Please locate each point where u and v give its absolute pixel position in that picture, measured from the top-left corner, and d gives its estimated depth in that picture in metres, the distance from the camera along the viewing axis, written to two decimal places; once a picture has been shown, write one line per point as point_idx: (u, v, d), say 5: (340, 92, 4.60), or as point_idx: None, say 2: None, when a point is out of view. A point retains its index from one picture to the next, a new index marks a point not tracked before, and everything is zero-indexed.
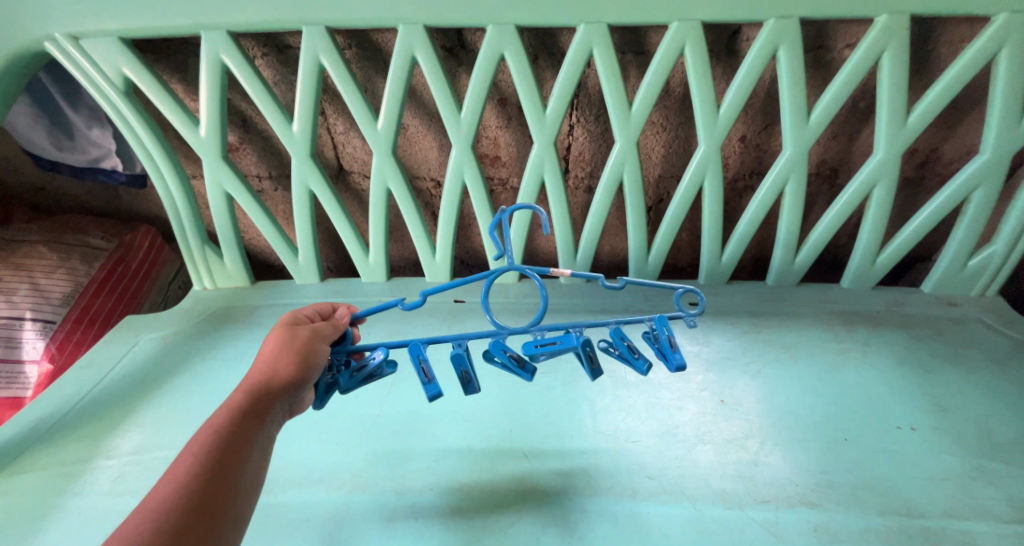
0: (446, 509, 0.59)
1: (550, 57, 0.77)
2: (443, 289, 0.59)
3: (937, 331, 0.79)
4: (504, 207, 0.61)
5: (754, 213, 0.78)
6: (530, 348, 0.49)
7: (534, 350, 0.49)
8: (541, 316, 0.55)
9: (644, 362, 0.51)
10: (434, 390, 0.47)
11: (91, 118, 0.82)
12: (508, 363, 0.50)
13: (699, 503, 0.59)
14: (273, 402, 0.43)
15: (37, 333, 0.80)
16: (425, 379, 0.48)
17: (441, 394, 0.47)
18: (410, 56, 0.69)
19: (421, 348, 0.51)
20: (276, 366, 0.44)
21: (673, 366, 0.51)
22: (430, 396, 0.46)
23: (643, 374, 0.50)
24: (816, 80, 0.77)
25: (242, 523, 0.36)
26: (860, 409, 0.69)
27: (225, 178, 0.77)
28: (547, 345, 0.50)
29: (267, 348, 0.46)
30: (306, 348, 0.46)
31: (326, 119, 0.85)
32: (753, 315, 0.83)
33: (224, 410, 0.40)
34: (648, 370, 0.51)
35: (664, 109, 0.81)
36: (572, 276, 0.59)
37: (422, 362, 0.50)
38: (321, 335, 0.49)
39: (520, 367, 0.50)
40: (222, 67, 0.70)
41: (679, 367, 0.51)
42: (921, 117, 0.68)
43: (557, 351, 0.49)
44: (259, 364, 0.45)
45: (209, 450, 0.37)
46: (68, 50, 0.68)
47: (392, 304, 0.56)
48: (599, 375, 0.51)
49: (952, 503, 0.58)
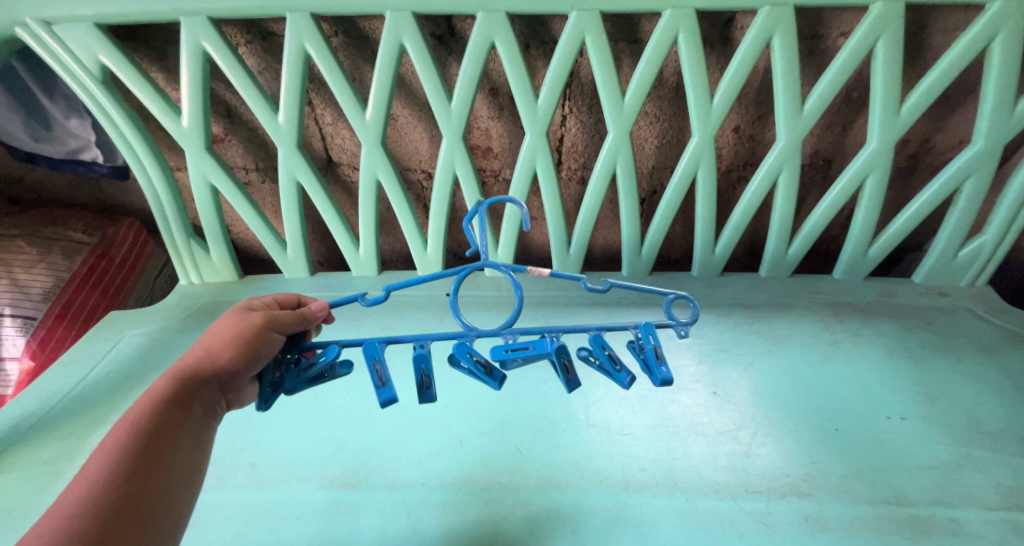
0: (439, 505, 0.58)
1: (542, 45, 0.76)
2: (409, 285, 0.58)
3: (927, 321, 0.79)
4: (481, 201, 0.62)
5: (748, 204, 0.77)
6: (498, 353, 0.49)
7: (506, 355, 0.49)
8: (513, 318, 0.54)
9: (625, 375, 0.50)
10: (386, 396, 0.46)
11: (68, 108, 0.79)
12: (474, 369, 0.49)
13: (691, 495, 0.59)
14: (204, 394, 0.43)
15: (17, 329, 0.78)
16: (379, 383, 0.47)
17: (394, 399, 0.46)
18: (397, 43, 0.67)
19: (378, 349, 0.50)
20: (213, 353, 0.44)
21: (657, 380, 0.50)
22: (380, 401, 0.45)
23: (626, 387, 0.50)
24: (811, 69, 0.76)
25: (164, 518, 0.37)
26: (851, 399, 0.69)
27: (209, 170, 0.75)
28: (520, 351, 0.50)
29: (213, 333, 0.46)
30: (256, 335, 0.45)
31: (313, 109, 0.83)
32: (746, 307, 0.83)
33: (147, 398, 0.41)
34: (630, 383, 0.50)
35: (657, 99, 0.81)
36: (550, 275, 0.58)
37: (377, 365, 0.48)
38: (282, 323, 0.47)
39: (487, 374, 0.49)
40: (202, 53, 0.68)
41: (663, 382, 0.50)
42: (914, 106, 0.68)
43: (529, 357, 0.49)
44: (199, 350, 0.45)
45: (127, 446, 0.38)
46: (41, 36, 0.66)
47: (352, 298, 0.55)
48: (576, 386, 0.49)
49: (939, 490, 0.59)
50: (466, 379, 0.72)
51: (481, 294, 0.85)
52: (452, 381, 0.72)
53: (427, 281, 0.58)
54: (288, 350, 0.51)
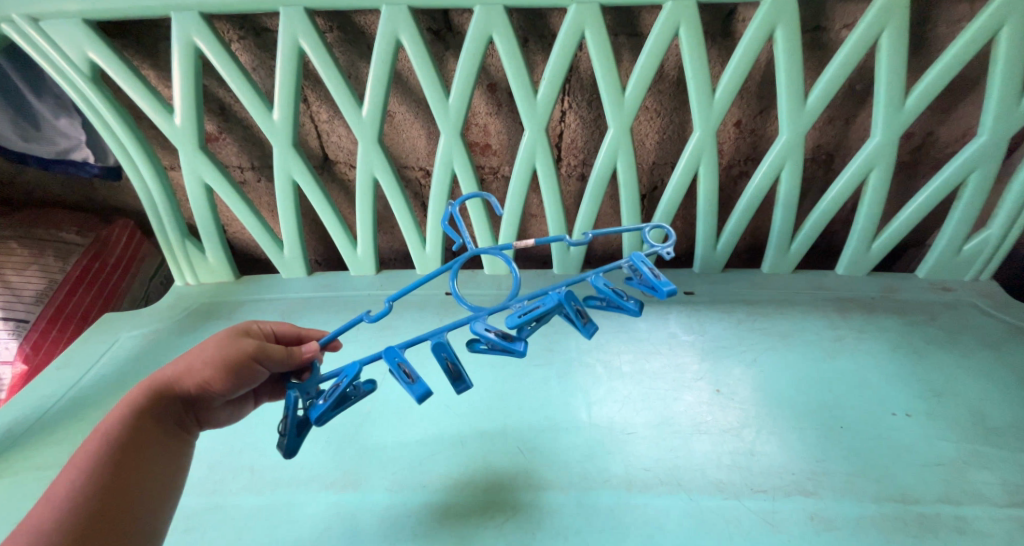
0: (442, 507, 0.57)
1: (541, 40, 0.75)
2: (407, 292, 0.56)
3: (931, 317, 0.79)
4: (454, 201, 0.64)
5: (750, 199, 0.77)
6: (512, 320, 0.47)
7: (519, 320, 0.47)
8: (517, 285, 0.51)
9: (633, 303, 0.49)
10: (421, 390, 0.43)
11: (58, 107, 0.78)
12: (496, 341, 0.47)
13: (696, 494, 0.58)
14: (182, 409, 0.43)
15: (9, 333, 0.77)
16: (408, 381, 0.44)
17: (429, 392, 0.43)
18: (394, 38, 0.66)
19: (398, 351, 0.48)
20: (195, 370, 0.44)
21: (665, 294, 0.46)
22: (417, 396, 0.42)
23: (636, 314, 0.48)
24: (813, 62, 0.75)
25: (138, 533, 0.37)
26: (856, 396, 0.68)
27: (203, 169, 0.74)
28: (531, 312, 0.47)
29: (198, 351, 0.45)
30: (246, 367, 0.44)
31: (308, 106, 0.82)
32: (748, 303, 0.82)
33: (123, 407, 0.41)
34: (638, 309, 0.48)
35: (658, 93, 0.80)
36: (539, 243, 0.57)
37: (402, 365, 0.46)
38: (272, 359, 0.46)
39: (511, 342, 0.46)
40: (195, 51, 0.66)
41: (669, 293, 0.46)
42: (919, 99, 0.67)
43: (543, 314, 0.47)
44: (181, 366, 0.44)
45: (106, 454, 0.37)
46: (28, 33, 0.64)
47: (356, 319, 0.52)
48: (593, 329, 0.48)
49: (947, 488, 0.58)
50: (467, 379, 0.71)
51: (480, 293, 0.84)
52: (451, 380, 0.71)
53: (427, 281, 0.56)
54: (307, 386, 0.49)
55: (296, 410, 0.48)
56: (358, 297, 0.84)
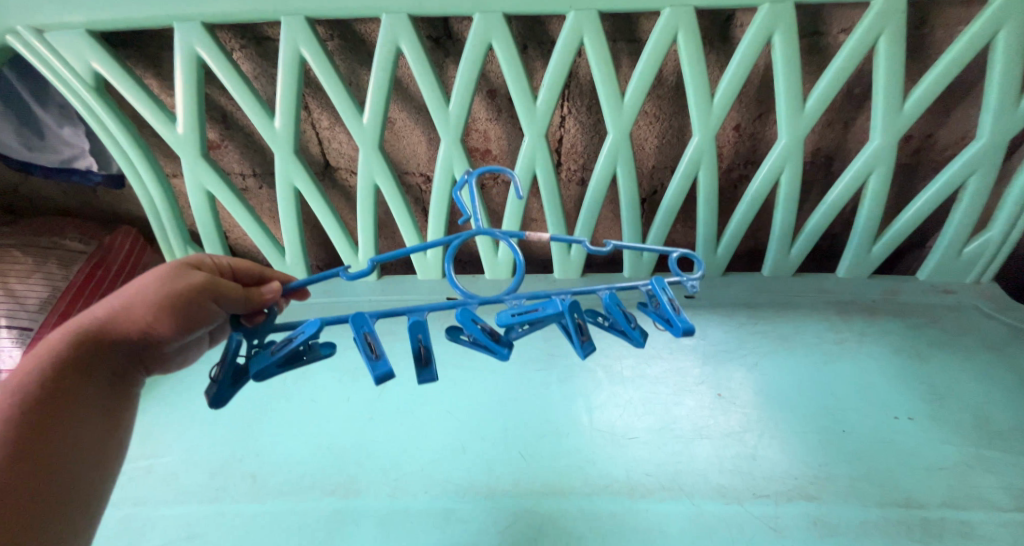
0: (444, 513, 0.57)
1: (540, 46, 0.75)
2: (394, 258, 0.55)
3: (933, 319, 0.79)
4: (469, 172, 0.65)
5: (750, 203, 0.77)
6: (503, 320, 0.45)
7: (511, 320, 0.45)
8: (517, 282, 0.50)
9: (640, 333, 0.48)
10: (383, 370, 0.41)
11: (62, 116, 0.78)
12: (480, 337, 0.46)
13: (698, 499, 0.58)
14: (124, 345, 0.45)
15: (13, 340, 0.77)
16: (373, 356, 0.42)
17: (390, 373, 0.41)
18: (394, 46, 0.67)
19: (367, 318, 0.45)
20: (131, 309, 0.45)
21: (679, 331, 0.46)
22: (376, 377, 0.41)
23: (640, 345, 0.48)
24: (812, 66, 0.75)
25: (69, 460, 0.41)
26: (858, 399, 0.68)
27: (206, 177, 0.74)
28: (528, 314, 0.46)
29: (139, 283, 0.46)
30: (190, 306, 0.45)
31: (309, 113, 0.82)
32: (749, 307, 0.82)
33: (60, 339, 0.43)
34: (645, 341, 0.48)
35: (657, 98, 0.80)
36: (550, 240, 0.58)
37: (369, 337, 0.44)
38: (226, 298, 0.47)
39: (496, 344, 0.46)
40: (198, 60, 0.67)
41: (685, 332, 0.46)
42: (917, 102, 0.67)
43: (539, 319, 0.46)
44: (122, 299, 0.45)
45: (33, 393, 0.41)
46: (33, 45, 0.65)
47: (332, 273, 0.53)
48: (590, 350, 0.47)
49: (950, 492, 0.58)
50: (468, 384, 0.71)
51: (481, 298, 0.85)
52: (453, 385, 0.71)
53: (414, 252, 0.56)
54: (256, 333, 0.48)
55: (238, 358, 0.47)
56: (360, 304, 0.84)
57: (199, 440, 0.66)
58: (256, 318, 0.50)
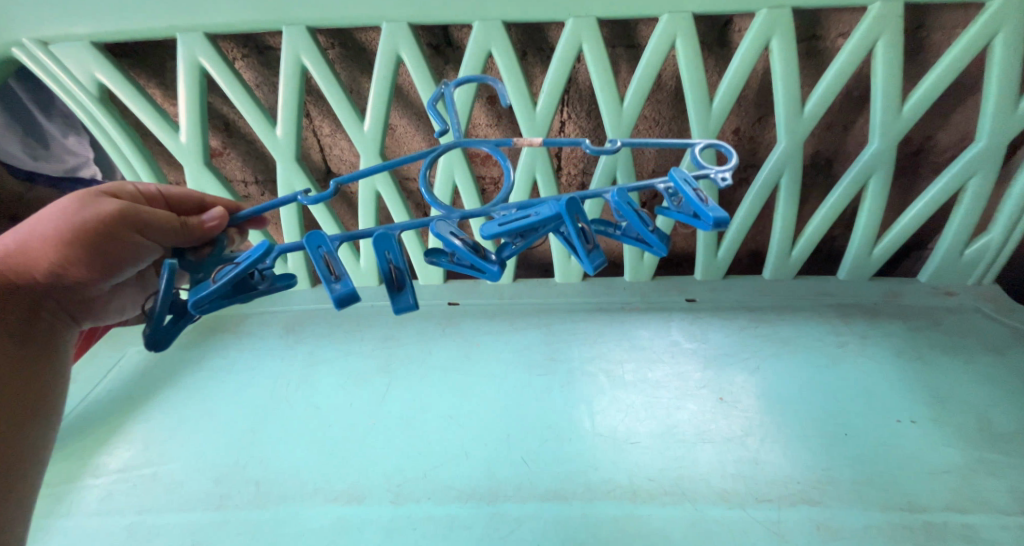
0: (445, 519, 0.57)
1: (539, 52, 0.75)
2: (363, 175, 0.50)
3: (935, 322, 0.79)
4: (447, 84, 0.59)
5: (751, 207, 0.77)
6: (491, 232, 0.41)
7: (495, 233, 0.41)
8: (505, 193, 0.47)
9: (658, 239, 0.44)
10: (346, 294, 0.39)
11: (66, 126, 0.80)
12: (466, 253, 0.42)
13: (700, 504, 0.58)
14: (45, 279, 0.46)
15: None
16: (334, 278, 0.41)
17: (354, 294, 0.40)
18: (394, 54, 0.67)
19: (325, 236, 0.43)
20: (39, 243, 0.44)
21: (710, 223, 0.39)
22: (339, 299, 0.39)
23: (663, 254, 0.45)
24: (810, 70, 0.76)
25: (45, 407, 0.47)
26: (860, 403, 0.68)
27: (208, 185, 0.75)
28: (514, 224, 0.42)
29: (47, 212, 0.45)
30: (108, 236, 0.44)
31: (311, 120, 0.83)
32: (750, 310, 0.82)
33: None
34: (666, 249, 0.44)
35: (656, 103, 0.80)
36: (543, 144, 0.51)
37: (328, 257, 0.42)
38: (150, 228, 0.45)
39: (484, 260, 0.42)
40: (199, 68, 0.67)
41: (715, 225, 0.38)
42: (916, 106, 0.67)
43: (530, 227, 0.41)
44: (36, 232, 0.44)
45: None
46: (37, 56, 0.66)
47: (288, 196, 0.49)
48: (597, 261, 0.41)
49: (953, 495, 0.58)
50: (471, 390, 0.71)
51: (483, 303, 0.85)
52: (455, 390, 0.71)
53: (382, 171, 0.51)
54: (201, 265, 0.48)
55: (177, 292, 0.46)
56: (362, 309, 0.85)
57: (203, 447, 0.66)
58: (203, 250, 0.49)
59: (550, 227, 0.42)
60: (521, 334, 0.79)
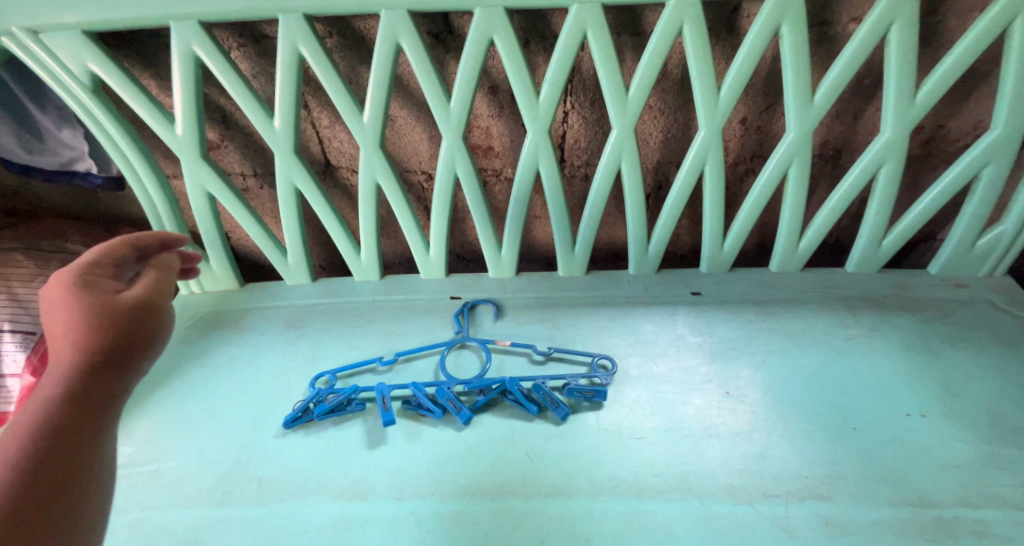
0: (449, 516, 0.56)
1: (542, 40, 0.74)
2: (413, 352, 0.75)
3: (945, 314, 0.77)
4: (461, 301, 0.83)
5: (758, 198, 0.75)
6: (464, 416, 0.65)
7: (473, 387, 0.68)
8: (484, 372, 0.71)
9: (564, 410, 0.65)
10: (387, 418, 0.65)
11: (60, 118, 0.77)
12: (450, 404, 0.66)
13: (707, 500, 0.57)
14: (134, 340, 0.43)
15: (17, 344, 0.77)
16: (385, 408, 0.66)
17: (391, 421, 0.65)
18: (394, 43, 0.65)
19: (385, 388, 0.69)
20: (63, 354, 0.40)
21: (560, 414, 0.65)
22: (384, 421, 0.65)
23: (564, 418, 0.65)
24: (820, 56, 0.74)
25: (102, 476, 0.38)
26: (869, 397, 0.67)
27: (206, 178, 0.73)
28: (482, 388, 0.69)
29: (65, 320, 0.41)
30: (110, 297, 0.44)
31: (309, 112, 0.81)
32: (756, 303, 0.81)
33: (47, 381, 0.39)
34: (566, 416, 0.65)
35: (662, 92, 0.79)
36: (512, 345, 0.75)
37: (383, 397, 0.68)
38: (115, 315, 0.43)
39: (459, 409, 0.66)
40: (194, 59, 0.66)
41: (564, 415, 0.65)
42: (930, 93, 0.66)
43: (490, 396, 0.68)
44: (52, 322, 0.41)
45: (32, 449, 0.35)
46: (28, 46, 0.64)
47: (371, 360, 0.73)
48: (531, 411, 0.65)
49: (963, 490, 0.57)
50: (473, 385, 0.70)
51: (484, 296, 0.84)
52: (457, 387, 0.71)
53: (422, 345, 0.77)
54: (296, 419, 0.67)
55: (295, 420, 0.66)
56: (363, 304, 0.84)
57: (203, 444, 0.65)
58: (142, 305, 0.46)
59: (503, 396, 0.68)
60: (524, 328, 0.78)
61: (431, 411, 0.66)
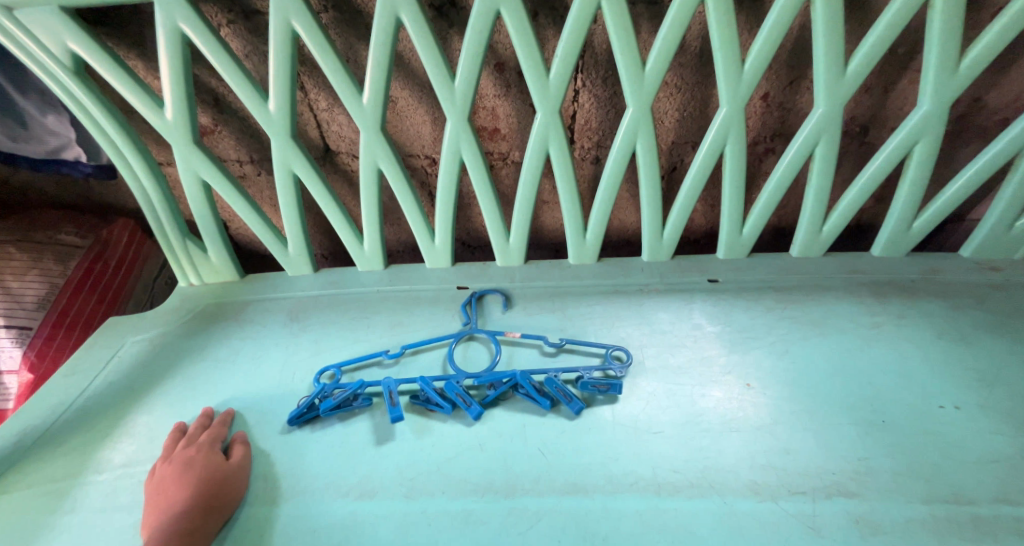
0: (460, 514, 0.54)
1: (551, 12, 0.69)
2: (420, 345, 0.72)
3: (979, 299, 0.73)
4: (470, 290, 0.79)
5: (780, 180, 0.71)
6: (474, 412, 0.62)
7: (483, 381, 0.65)
8: (494, 364, 0.68)
9: (578, 404, 0.62)
10: (395, 414, 0.62)
11: (44, 103, 0.74)
12: (459, 399, 0.63)
13: (730, 497, 0.54)
14: (215, 495, 0.55)
15: (13, 340, 0.75)
16: (391, 403, 0.63)
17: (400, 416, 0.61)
18: (393, 17, 0.61)
19: (392, 382, 0.66)
20: (171, 505, 0.54)
21: (574, 409, 0.62)
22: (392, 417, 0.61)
23: (578, 413, 0.62)
24: (851, 24, 0.69)
25: None
26: (900, 388, 0.63)
27: (199, 165, 0.70)
28: (492, 381, 0.66)
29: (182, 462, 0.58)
30: (204, 465, 0.57)
31: (306, 94, 0.77)
32: (777, 290, 0.77)
33: None
34: (579, 410, 0.62)
35: (679, 67, 0.74)
36: (522, 337, 0.72)
37: (390, 391, 0.64)
38: (188, 488, 0.55)
39: (468, 405, 0.63)
40: (181, 37, 0.62)
41: (578, 410, 0.62)
42: (974, 62, 0.61)
43: (501, 390, 0.65)
44: (163, 485, 0.56)
45: None
46: (3, 24, 0.60)
47: (377, 353, 0.70)
48: (544, 405, 0.62)
49: (1004, 487, 0.54)
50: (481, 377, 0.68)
51: (492, 285, 0.80)
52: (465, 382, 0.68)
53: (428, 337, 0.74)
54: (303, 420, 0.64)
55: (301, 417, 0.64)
56: (367, 295, 0.81)
57: None
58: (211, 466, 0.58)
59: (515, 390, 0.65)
60: (533, 318, 0.75)
61: (439, 406, 0.63)
